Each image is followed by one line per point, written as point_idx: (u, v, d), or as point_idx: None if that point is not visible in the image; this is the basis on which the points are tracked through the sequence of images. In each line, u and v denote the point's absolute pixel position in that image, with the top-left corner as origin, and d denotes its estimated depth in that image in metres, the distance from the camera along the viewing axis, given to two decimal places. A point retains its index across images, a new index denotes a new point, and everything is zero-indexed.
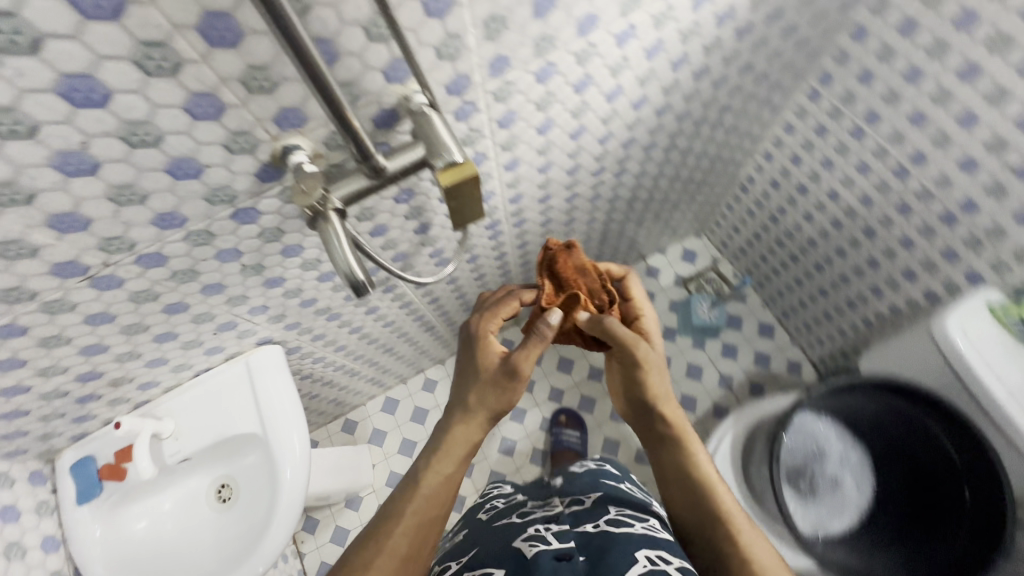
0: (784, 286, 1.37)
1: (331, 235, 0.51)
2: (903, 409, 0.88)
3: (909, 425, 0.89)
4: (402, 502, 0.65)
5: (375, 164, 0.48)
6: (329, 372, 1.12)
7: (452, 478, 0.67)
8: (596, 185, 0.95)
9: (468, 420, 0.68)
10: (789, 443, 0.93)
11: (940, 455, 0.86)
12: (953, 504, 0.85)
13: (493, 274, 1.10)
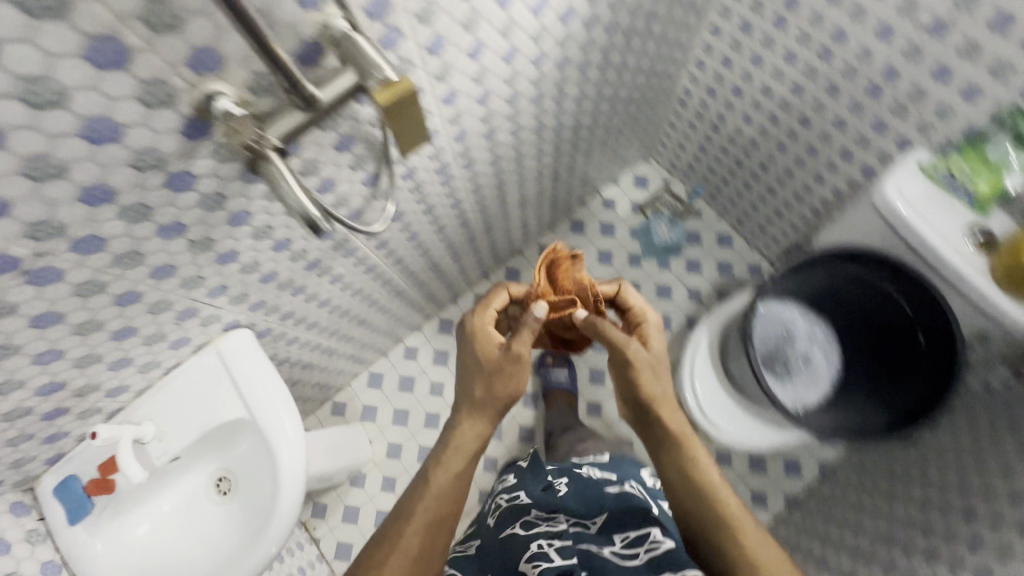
0: (733, 193, 1.41)
1: (272, 169, 0.52)
2: (856, 273, 0.95)
3: (864, 288, 0.96)
4: (415, 500, 0.68)
5: (307, 95, 0.47)
6: (306, 354, 1.10)
7: (462, 474, 0.71)
8: (539, 114, 0.94)
9: (475, 415, 0.74)
10: (762, 328, 0.98)
11: (895, 309, 0.93)
12: (913, 350, 0.93)
13: (452, 226, 1.09)
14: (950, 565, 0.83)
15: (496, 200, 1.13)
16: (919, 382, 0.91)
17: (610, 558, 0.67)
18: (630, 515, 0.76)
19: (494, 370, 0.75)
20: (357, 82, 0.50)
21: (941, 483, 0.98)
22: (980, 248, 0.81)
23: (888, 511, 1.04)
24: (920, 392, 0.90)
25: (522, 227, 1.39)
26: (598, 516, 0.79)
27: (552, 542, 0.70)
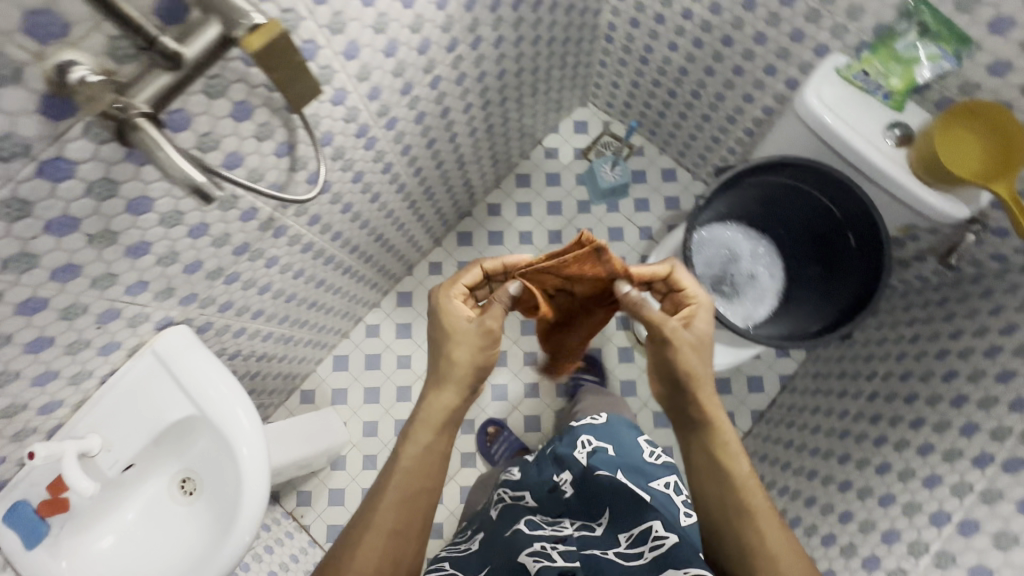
0: (672, 126, 1.41)
1: (148, 139, 0.46)
2: (785, 182, 0.94)
3: (796, 197, 0.95)
4: (391, 474, 0.73)
5: (165, 49, 0.43)
6: (257, 344, 1.06)
7: (433, 447, 0.75)
8: (458, 63, 0.91)
9: (443, 389, 0.74)
10: (701, 254, 1.02)
11: (825, 214, 0.93)
12: (845, 251, 0.94)
13: (389, 193, 1.06)
14: (897, 446, 0.90)
15: (431, 160, 1.09)
16: (856, 281, 0.93)
17: (614, 561, 0.71)
18: (623, 502, 0.79)
19: (465, 345, 0.73)
20: (225, 32, 0.46)
21: (887, 375, 1.05)
22: (900, 143, 0.84)
23: (842, 409, 1.11)
24: (858, 290, 0.92)
25: (466, 187, 1.36)
26: (602, 515, 0.81)
27: (557, 545, 0.74)
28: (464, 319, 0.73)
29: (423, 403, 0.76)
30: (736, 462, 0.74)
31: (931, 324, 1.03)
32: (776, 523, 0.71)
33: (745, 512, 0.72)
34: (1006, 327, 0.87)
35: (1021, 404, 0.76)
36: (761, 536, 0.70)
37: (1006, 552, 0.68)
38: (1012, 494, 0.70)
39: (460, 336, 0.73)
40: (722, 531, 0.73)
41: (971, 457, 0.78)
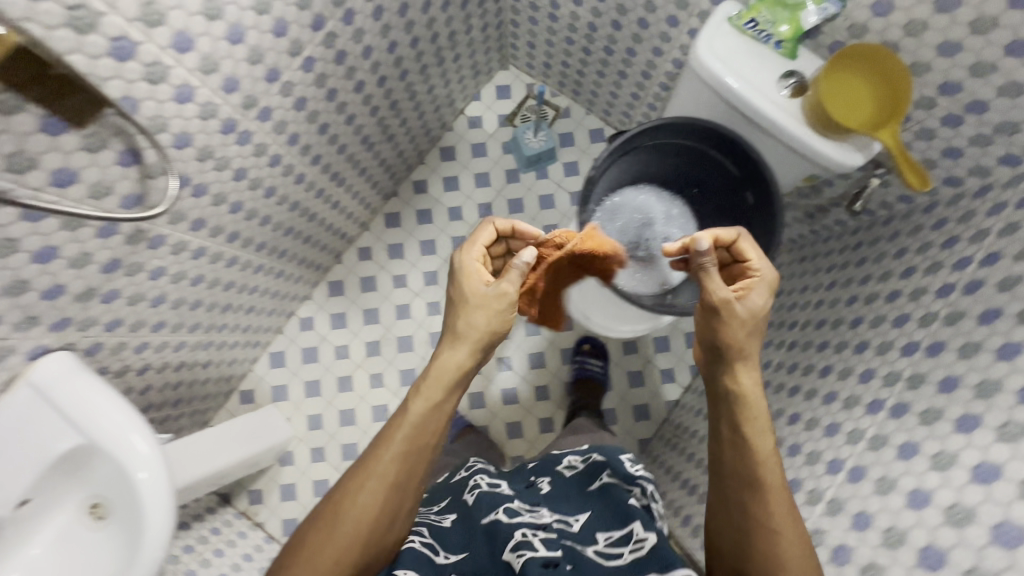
0: (593, 84, 1.36)
1: None
2: (686, 144, 0.93)
3: (699, 158, 0.95)
4: (392, 430, 0.70)
5: None
6: (169, 355, 1.02)
7: (440, 408, 0.72)
8: (334, 42, 0.84)
9: (456, 347, 0.73)
10: (611, 222, 1.01)
11: (727, 174, 0.93)
12: (749, 209, 0.93)
13: (288, 186, 1.00)
14: (807, 396, 0.91)
15: (330, 146, 1.04)
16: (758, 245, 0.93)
17: (595, 560, 0.69)
18: (620, 517, 0.75)
19: (476, 306, 0.74)
20: None
21: (805, 323, 1.07)
22: (795, 93, 0.82)
23: (767, 359, 1.13)
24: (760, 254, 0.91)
25: (383, 168, 1.31)
26: (581, 513, 0.77)
27: (537, 531, 0.70)
28: (480, 278, 0.76)
29: (436, 358, 0.74)
30: (758, 435, 0.69)
31: (845, 270, 1.05)
32: (787, 505, 0.66)
33: (756, 484, 0.67)
34: (906, 271, 0.88)
35: (911, 349, 0.75)
36: (766, 514, 0.65)
37: (885, 497, 0.67)
38: (894, 440, 0.69)
39: (474, 295, 0.74)
40: (729, 497, 0.68)
41: (867, 403, 0.77)
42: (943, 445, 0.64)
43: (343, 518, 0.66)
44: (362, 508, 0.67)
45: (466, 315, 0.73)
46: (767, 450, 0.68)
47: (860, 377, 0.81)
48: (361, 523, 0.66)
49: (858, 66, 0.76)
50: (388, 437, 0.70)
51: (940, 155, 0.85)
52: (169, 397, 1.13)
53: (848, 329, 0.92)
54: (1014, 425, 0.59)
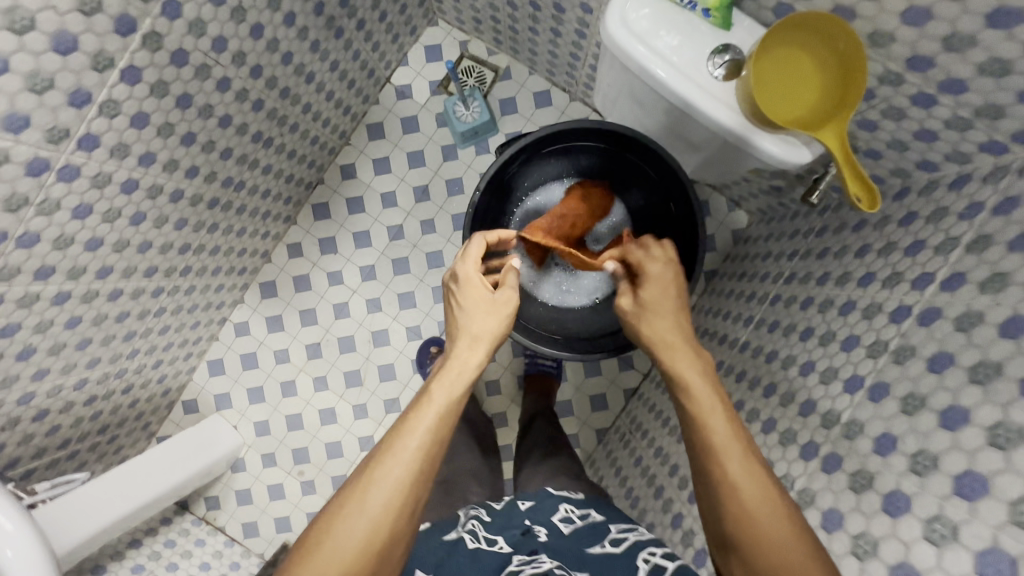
0: (529, 41, 1.17)
1: None
2: (611, 152, 0.95)
3: (627, 166, 0.96)
4: (413, 418, 0.60)
5: None
6: (71, 394, 0.96)
7: (460, 407, 0.64)
8: (166, 42, 0.69)
9: (477, 344, 0.68)
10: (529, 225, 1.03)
11: (648, 181, 0.95)
12: (670, 216, 0.95)
13: (166, 207, 0.88)
14: (749, 417, 0.84)
15: (209, 155, 0.90)
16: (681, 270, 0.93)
17: None
18: None
19: (479, 307, 0.71)
20: None
21: (760, 322, 0.96)
22: (730, 73, 0.66)
23: (720, 358, 1.03)
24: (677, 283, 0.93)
25: (296, 159, 1.17)
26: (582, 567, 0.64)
27: None
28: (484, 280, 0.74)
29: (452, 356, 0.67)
30: (710, 401, 0.60)
31: (806, 262, 0.92)
32: (760, 470, 0.56)
33: (717, 457, 0.57)
34: (864, 277, 0.75)
35: (854, 385, 0.68)
36: (739, 490, 0.55)
37: None
38: (819, 503, 0.66)
39: (481, 298, 0.72)
40: (700, 490, 0.58)
41: (801, 444, 0.72)
42: (867, 526, 0.61)
43: (334, 535, 0.53)
44: (360, 516, 0.54)
45: (480, 312, 0.71)
46: (714, 408, 0.60)
47: (801, 408, 0.74)
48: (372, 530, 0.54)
49: (765, 35, 0.61)
50: (406, 428, 0.59)
51: (912, 137, 0.69)
52: (91, 427, 1.08)
53: (798, 341, 0.82)
54: (944, 525, 0.54)
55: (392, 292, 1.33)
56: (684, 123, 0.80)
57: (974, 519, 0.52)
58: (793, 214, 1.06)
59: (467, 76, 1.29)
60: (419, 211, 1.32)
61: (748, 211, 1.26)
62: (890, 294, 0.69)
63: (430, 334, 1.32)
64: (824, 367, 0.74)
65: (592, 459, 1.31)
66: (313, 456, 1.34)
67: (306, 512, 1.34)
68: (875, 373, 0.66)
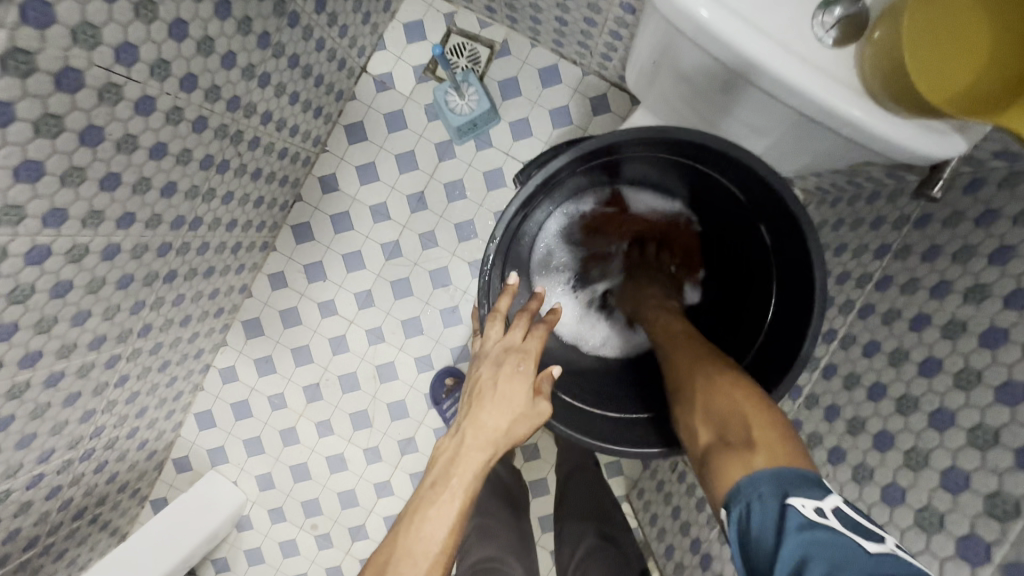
0: (530, 7, 0.96)
1: None
2: (678, 158, 0.75)
3: (697, 171, 0.77)
4: (430, 500, 0.53)
5: None
6: (25, 495, 0.80)
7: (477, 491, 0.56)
8: (41, 60, 0.49)
9: (502, 420, 0.59)
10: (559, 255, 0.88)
11: (728, 193, 0.76)
12: (753, 234, 0.77)
13: (97, 266, 0.70)
14: (856, 476, 0.65)
15: (146, 196, 0.71)
16: (763, 291, 0.77)
17: None
18: None
19: (517, 398, 0.61)
20: None
21: (848, 341, 0.76)
22: (845, 35, 0.47)
23: (794, 383, 0.84)
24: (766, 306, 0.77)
25: (264, 179, 0.97)
26: None
27: None
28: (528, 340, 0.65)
29: (471, 428, 0.58)
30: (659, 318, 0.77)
31: (904, 263, 0.71)
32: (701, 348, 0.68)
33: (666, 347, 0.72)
34: (1015, 296, 0.55)
35: None
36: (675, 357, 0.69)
37: None
38: None
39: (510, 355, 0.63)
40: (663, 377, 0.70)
41: (956, 535, 0.53)
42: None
43: None
44: None
45: (508, 382, 0.61)
46: (661, 317, 0.77)
47: (943, 481, 0.56)
48: None
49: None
50: (420, 511, 0.53)
51: None
52: (62, 517, 0.92)
53: (916, 377, 0.63)
54: None
55: (395, 319, 1.15)
56: (744, 101, 0.61)
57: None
58: (869, 196, 0.86)
59: (457, 56, 1.08)
60: (417, 223, 1.13)
61: (803, 190, 1.06)
62: None
63: (443, 363, 1.15)
64: (971, 423, 0.55)
65: (638, 488, 1.14)
66: (325, 508, 1.18)
67: (324, 569, 1.19)
68: None
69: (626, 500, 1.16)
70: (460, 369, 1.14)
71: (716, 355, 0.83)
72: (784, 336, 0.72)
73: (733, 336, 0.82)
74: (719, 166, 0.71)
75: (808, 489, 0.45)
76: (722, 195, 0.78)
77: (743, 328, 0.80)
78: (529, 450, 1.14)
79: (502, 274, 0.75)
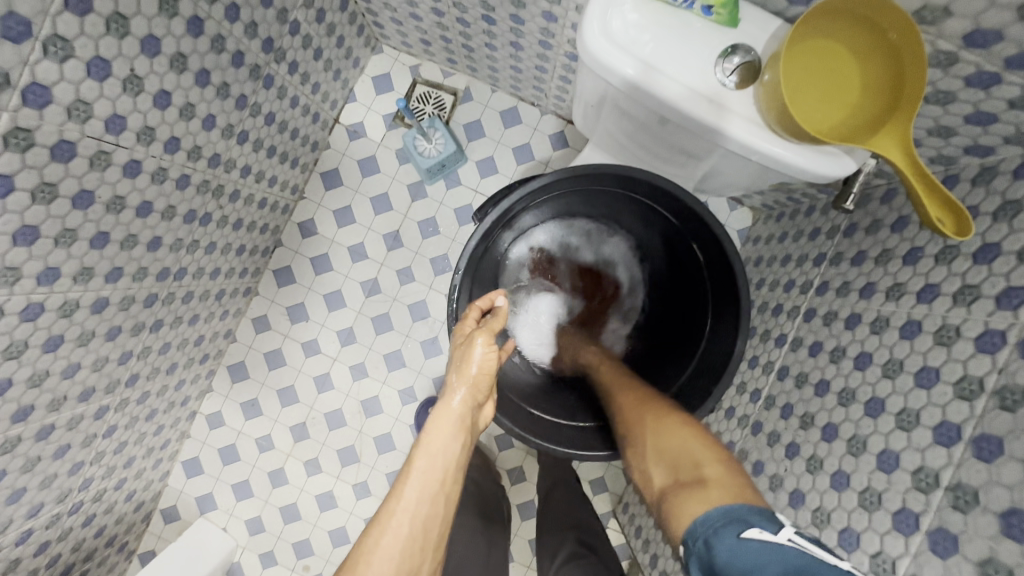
0: (487, 58, 1.05)
1: None
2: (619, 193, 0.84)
3: (637, 204, 0.86)
4: (373, 538, 0.50)
5: None
6: (14, 552, 0.81)
7: (428, 534, 0.52)
8: (39, 136, 0.55)
9: (435, 458, 0.54)
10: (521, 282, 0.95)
11: (664, 219, 0.85)
12: (688, 255, 0.86)
13: (85, 319, 0.73)
14: (811, 467, 0.69)
15: (133, 251, 0.75)
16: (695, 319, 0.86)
17: None
18: None
19: (446, 451, 0.55)
20: None
21: (797, 343, 0.82)
22: (745, 79, 0.55)
23: (754, 388, 0.88)
24: (700, 330, 0.85)
25: (245, 228, 1.03)
26: None
27: None
28: (450, 452, 0.55)
29: (408, 476, 0.54)
30: (605, 365, 0.85)
31: (838, 268, 0.79)
32: (645, 396, 0.73)
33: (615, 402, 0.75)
34: (925, 291, 0.62)
35: (947, 435, 0.54)
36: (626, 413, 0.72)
37: None
38: None
39: (434, 473, 0.54)
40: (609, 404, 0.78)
41: (891, 511, 0.57)
42: None
43: None
44: None
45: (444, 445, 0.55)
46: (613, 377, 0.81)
47: (879, 463, 0.60)
48: None
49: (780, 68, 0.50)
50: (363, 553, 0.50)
51: (962, 122, 0.59)
52: (50, 575, 0.92)
53: (853, 370, 0.69)
54: None
55: (377, 354, 1.19)
56: (682, 135, 0.67)
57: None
58: (807, 210, 0.94)
59: (424, 103, 1.16)
60: (394, 260, 1.19)
61: (752, 208, 1.14)
62: (968, 314, 0.56)
63: (426, 394, 1.19)
64: (898, 408, 0.60)
65: (623, 503, 1.18)
66: (316, 548, 1.19)
67: None
68: (979, 422, 0.52)
69: (613, 516, 1.19)
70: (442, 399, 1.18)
71: (669, 373, 0.88)
72: (716, 358, 0.80)
73: (672, 362, 0.89)
74: (653, 194, 0.81)
75: (763, 522, 0.48)
76: (659, 233, 0.88)
77: (679, 350, 0.89)
78: (515, 474, 1.17)
79: (467, 288, 0.81)
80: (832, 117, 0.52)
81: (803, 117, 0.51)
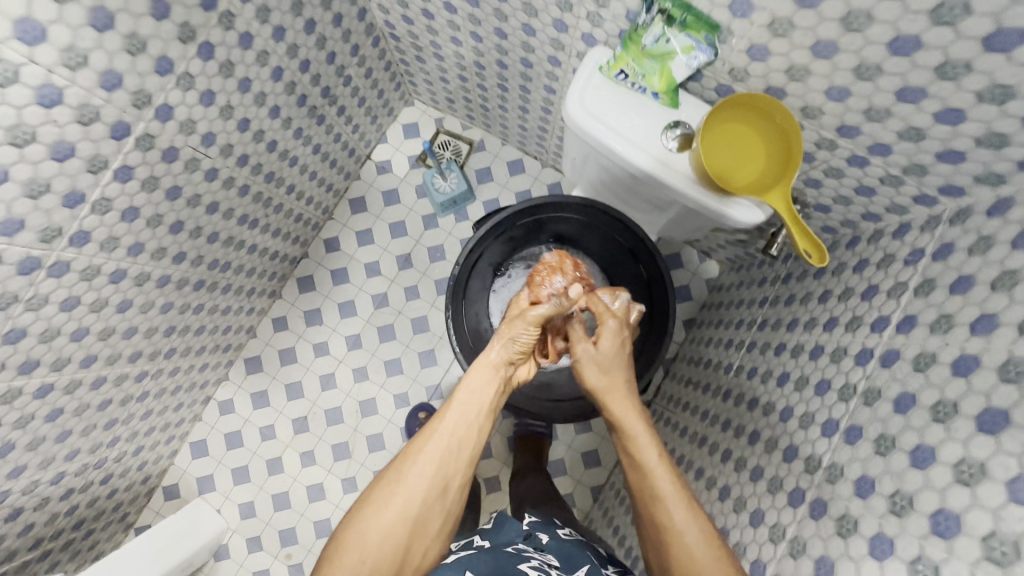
0: (501, 116, 1.27)
1: None
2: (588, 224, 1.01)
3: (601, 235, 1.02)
4: (418, 444, 0.63)
5: None
6: (48, 489, 0.93)
7: (465, 447, 0.64)
8: (158, 141, 0.73)
9: (472, 398, 0.66)
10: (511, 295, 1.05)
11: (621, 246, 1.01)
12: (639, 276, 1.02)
13: (148, 291, 0.89)
14: (736, 466, 0.81)
15: (195, 240, 0.93)
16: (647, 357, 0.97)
17: None
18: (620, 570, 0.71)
19: (478, 399, 0.67)
20: None
21: (739, 369, 0.96)
22: (682, 145, 0.74)
23: (704, 409, 1.02)
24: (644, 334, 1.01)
25: (281, 237, 1.21)
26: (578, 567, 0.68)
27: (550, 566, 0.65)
28: (483, 396, 0.67)
29: (451, 408, 0.65)
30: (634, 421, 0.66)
31: (776, 308, 0.96)
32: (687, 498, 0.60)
33: (659, 516, 0.59)
34: (829, 322, 0.79)
35: (830, 428, 0.67)
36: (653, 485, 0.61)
37: None
38: (812, 551, 0.62)
39: (470, 407, 0.66)
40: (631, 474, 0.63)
41: (788, 491, 0.69)
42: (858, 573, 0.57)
43: (348, 539, 0.58)
44: (364, 532, 0.58)
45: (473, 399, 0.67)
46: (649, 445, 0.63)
47: (784, 455, 0.72)
48: (383, 549, 0.58)
49: (703, 141, 0.69)
50: (412, 452, 0.63)
51: (853, 193, 0.76)
52: (66, 523, 1.03)
53: (775, 386, 0.83)
54: (927, 564, 0.51)
55: (379, 359, 1.33)
56: (641, 185, 0.86)
57: (953, 559, 0.50)
58: (759, 262, 1.11)
59: (444, 149, 1.38)
60: (403, 279, 1.36)
61: (718, 261, 1.32)
62: (853, 338, 0.72)
63: (418, 400, 1.32)
64: (801, 412, 0.74)
65: (589, 519, 1.27)
66: (301, 536, 1.28)
67: None
68: (849, 415, 0.65)
69: None
70: (431, 406, 1.30)
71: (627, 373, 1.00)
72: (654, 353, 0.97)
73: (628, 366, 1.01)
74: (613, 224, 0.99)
75: None
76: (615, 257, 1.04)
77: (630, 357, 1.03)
78: (490, 483, 1.28)
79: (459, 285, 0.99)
80: (746, 174, 0.70)
81: (721, 174, 0.70)
